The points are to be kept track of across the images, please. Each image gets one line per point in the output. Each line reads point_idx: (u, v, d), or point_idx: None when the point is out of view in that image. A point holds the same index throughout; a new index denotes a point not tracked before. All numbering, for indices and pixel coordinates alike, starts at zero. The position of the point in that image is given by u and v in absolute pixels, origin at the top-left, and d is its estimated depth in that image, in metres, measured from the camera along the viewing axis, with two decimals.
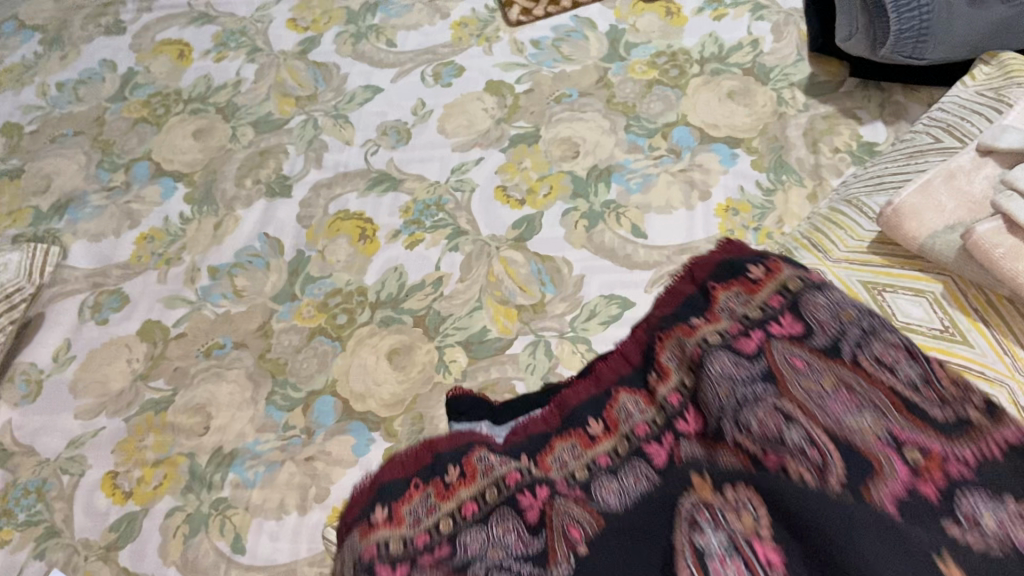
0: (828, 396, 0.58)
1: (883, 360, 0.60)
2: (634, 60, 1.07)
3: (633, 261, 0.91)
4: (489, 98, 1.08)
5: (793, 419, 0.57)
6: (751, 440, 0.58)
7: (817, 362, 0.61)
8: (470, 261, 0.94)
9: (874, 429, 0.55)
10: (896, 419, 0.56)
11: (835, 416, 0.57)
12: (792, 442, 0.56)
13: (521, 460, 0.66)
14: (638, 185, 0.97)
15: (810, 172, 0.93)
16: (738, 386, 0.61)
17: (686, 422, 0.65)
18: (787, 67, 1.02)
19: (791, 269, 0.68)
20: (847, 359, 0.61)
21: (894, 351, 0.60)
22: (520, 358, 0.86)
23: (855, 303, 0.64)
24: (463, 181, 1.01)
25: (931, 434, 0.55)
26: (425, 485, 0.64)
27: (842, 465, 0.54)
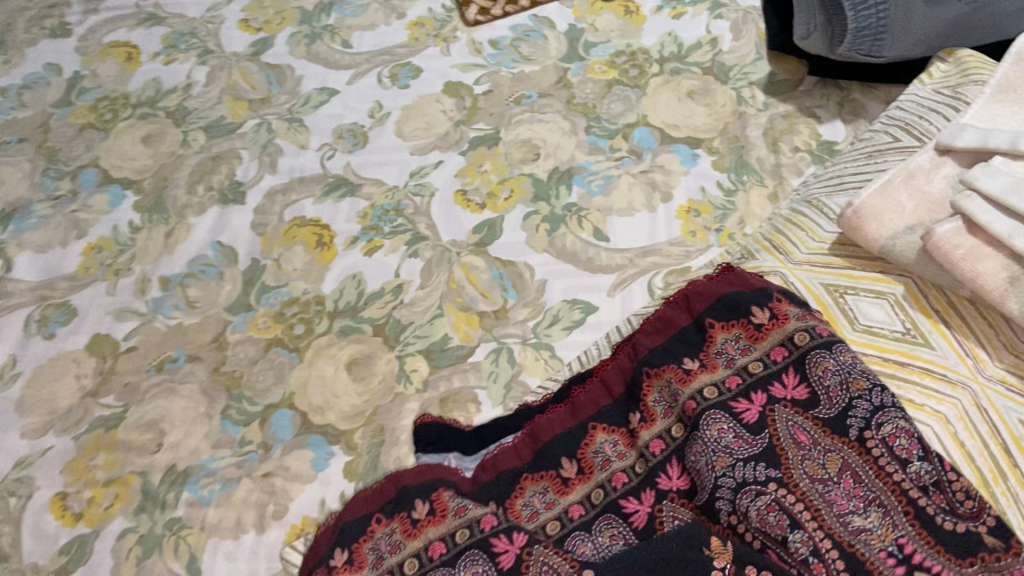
0: (833, 489, 0.57)
1: (895, 448, 0.57)
2: (593, 60, 1.06)
3: (596, 265, 0.90)
4: (447, 100, 1.06)
5: (798, 523, 0.56)
6: (750, 532, 0.57)
7: (821, 439, 0.59)
8: (430, 267, 0.92)
9: (882, 541, 0.54)
10: (904, 528, 0.55)
11: (839, 514, 0.56)
12: (795, 549, 0.55)
13: (490, 505, 0.64)
14: (600, 187, 0.95)
15: (770, 172, 0.93)
16: (738, 465, 0.59)
17: (670, 478, 0.63)
18: (746, 66, 1.02)
19: (798, 319, 0.65)
20: (855, 441, 0.59)
21: (908, 441, 0.57)
22: (482, 366, 0.85)
23: (866, 370, 0.61)
24: (422, 186, 0.99)
25: (943, 555, 0.54)
26: (389, 520, 0.63)
27: None
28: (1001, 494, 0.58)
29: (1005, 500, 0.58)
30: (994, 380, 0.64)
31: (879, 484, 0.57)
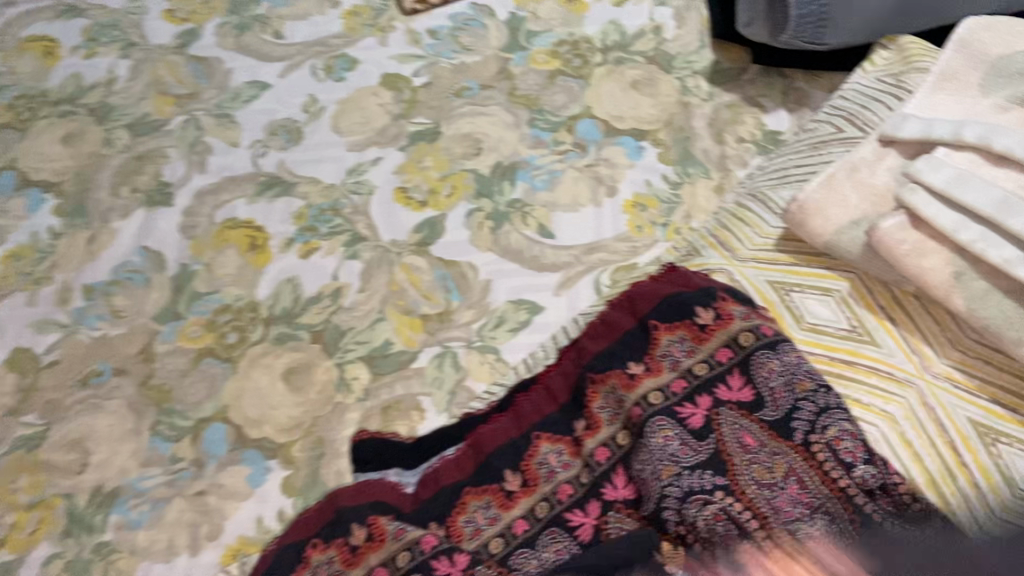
0: (779, 494, 0.56)
1: (840, 452, 0.57)
2: (535, 50, 1.03)
3: (541, 263, 0.87)
4: (385, 93, 1.01)
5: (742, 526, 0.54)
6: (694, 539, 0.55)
7: (766, 442, 0.59)
8: (369, 269, 0.88)
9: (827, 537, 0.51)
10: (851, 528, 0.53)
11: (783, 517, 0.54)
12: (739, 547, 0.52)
13: (430, 527, 0.62)
14: (544, 182, 0.93)
15: (715, 164, 0.92)
16: (684, 474, 0.58)
17: (615, 489, 0.62)
18: (690, 55, 1.00)
19: (741, 317, 0.63)
20: (799, 445, 0.59)
21: (852, 443, 0.57)
22: (425, 372, 0.82)
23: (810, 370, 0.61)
24: (361, 183, 0.94)
25: None
26: (325, 547, 0.62)
27: None
28: (948, 494, 0.58)
29: (953, 500, 0.58)
30: (941, 377, 0.63)
31: (824, 490, 0.56)
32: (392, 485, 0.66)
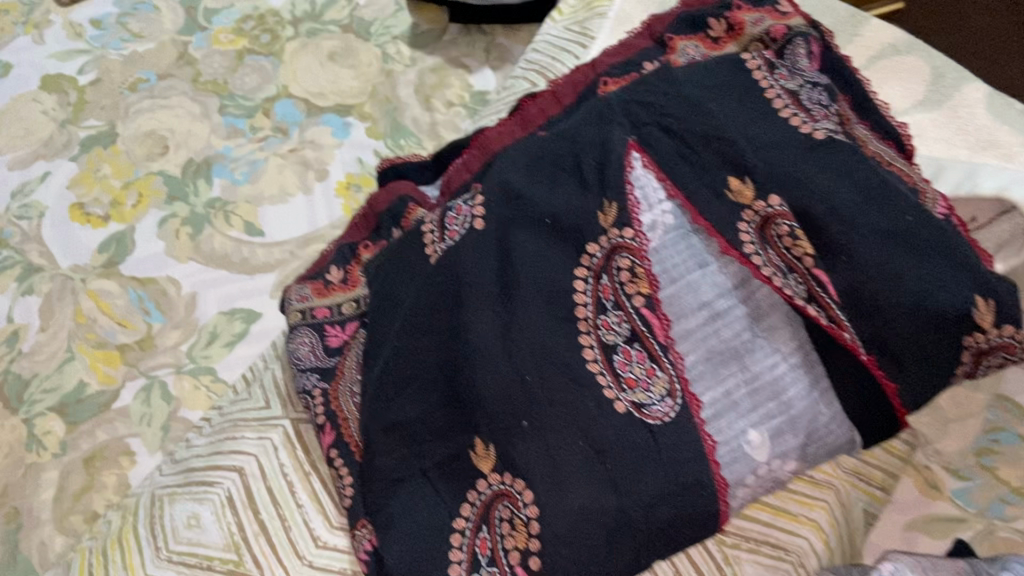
0: (622, 288, 0.54)
1: (640, 275, 0.54)
2: (216, 29, 0.93)
3: (252, 265, 0.79)
4: (47, 98, 0.89)
5: (651, 377, 0.52)
6: (601, 350, 0.52)
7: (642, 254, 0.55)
8: (49, 304, 0.77)
9: (625, 325, 0.53)
10: (654, 335, 0.53)
11: (624, 375, 0.52)
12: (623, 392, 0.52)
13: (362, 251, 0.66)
14: (245, 174, 0.84)
15: (427, 132, 0.87)
16: (602, 318, 0.53)
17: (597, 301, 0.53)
18: (387, 19, 0.95)
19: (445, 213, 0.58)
20: (647, 283, 0.54)
21: (633, 199, 0.56)
22: (131, 411, 0.72)
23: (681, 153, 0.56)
24: (27, 207, 0.82)
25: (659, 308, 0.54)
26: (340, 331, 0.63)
27: (671, 378, 0.53)
28: None
29: None
30: None
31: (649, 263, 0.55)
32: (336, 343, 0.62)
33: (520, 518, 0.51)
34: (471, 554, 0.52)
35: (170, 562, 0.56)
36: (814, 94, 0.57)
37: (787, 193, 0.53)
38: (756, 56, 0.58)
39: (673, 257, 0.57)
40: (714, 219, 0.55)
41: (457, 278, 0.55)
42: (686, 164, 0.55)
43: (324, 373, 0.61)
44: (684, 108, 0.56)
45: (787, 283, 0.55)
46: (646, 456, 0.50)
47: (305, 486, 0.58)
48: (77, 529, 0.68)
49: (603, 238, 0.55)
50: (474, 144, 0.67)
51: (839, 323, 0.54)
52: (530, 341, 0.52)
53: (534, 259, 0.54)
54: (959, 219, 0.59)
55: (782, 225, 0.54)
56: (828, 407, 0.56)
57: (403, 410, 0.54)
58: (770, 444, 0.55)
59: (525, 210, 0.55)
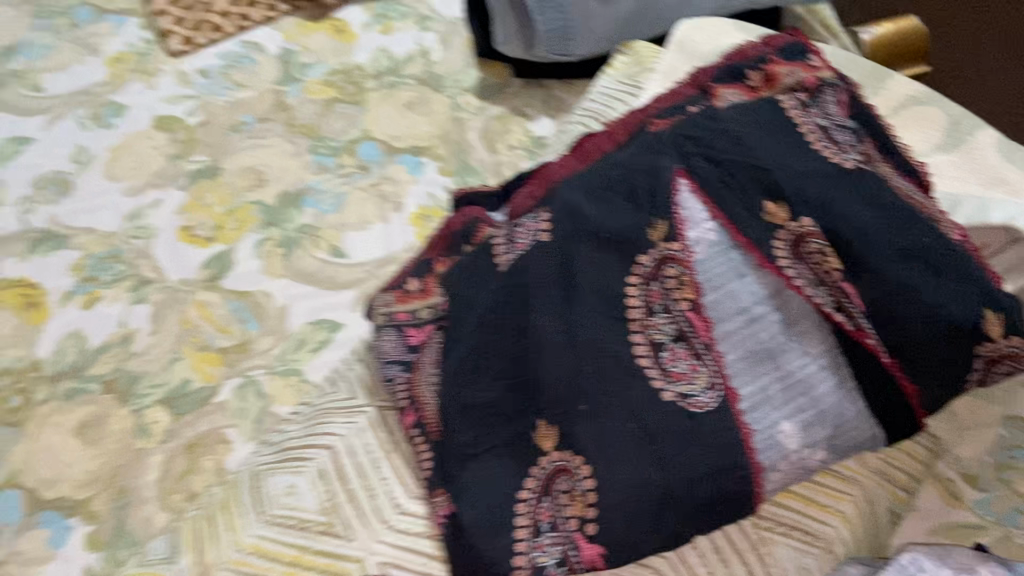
0: (670, 294, 0.62)
1: (686, 282, 0.62)
2: (308, 81, 1.06)
3: (337, 282, 0.89)
4: (159, 135, 1.01)
5: (695, 371, 0.60)
6: (650, 347, 0.60)
7: (687, 265, 0.62)
8: (159, 312, 0.87)
9: (671, 326, 0.61)
10: (698, 336, 0.61)
11: (670, 369, 0.59)
12: (670, 384, 0.59)
13: (438, 265, 0.75)
14: (331, 205, 0.95)
15: (492, 170, 0.97)
16: (652, 319, 0.61)
17: (646, 305, 0.61)
18: (457, 75, 1.07)
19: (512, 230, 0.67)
20: (692, 289, 0.62)
21: (679, 218, 0.63)
22: (229, 405, 0.81)
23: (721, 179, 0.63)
24: (141, 228, 0.93)
25: (703, 313, 0.61)
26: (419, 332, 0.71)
27: (715, 372, 0.60)
28: None
29: None
30: None
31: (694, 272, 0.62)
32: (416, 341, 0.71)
33: (578, 489, 0.58)
34: (534, 522, 0.59)
35: (271, 522, 0.63)
36: (842, 133, 0.67)
37: (817, 216, 0.60)
38: (790, 99, 0.69)
39: (713, 266, 0.63)
40: (751, 237, 0.62)
41: (524, 283, 0.63)
42: (728, 188, 0.63)
43: (407, 366, 0.69)
44: (726, 142, 0.64)
45: (816, 293, 0.61)
46: (688, 438, 0.57)
47: (389, 462, 0.66)
48: (180, 508, 0.75)
49: (653, 250, 0.62)
50: (538, 175, 0.76)
51: (861, 329, 0.60)
52: (588, 337, 0.60)
53: (590, 268, 0.62)
54: (973, 245, 0.64)
55: (811, 244, 0.61)
56: (855, 404, 0.62)
57: (474, 395, 0.62)
58: (801, 434, 0.60)
59: (583, 225, 0.63)
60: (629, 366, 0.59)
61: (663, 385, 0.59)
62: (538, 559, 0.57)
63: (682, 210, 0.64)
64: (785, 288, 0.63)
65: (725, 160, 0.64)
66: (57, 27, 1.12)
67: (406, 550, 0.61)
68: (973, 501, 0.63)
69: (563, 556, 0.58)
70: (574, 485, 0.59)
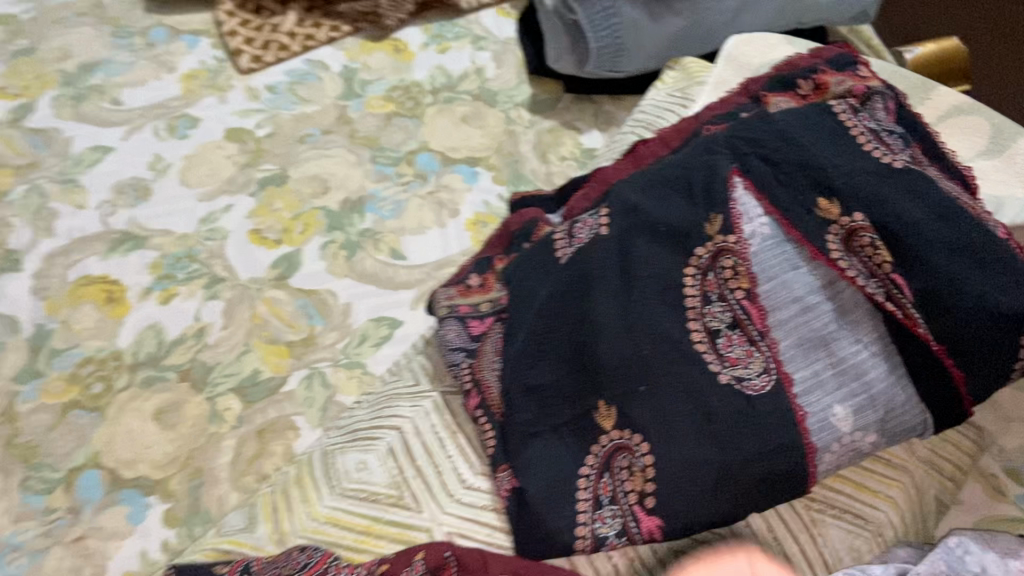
0: (726, 285, 0.65)
1: (742, 273, 0.65)
2: (369, 96, 1.12)
3: (397, 282, 0.94)
4: (230, 145, 1.07)
5: (751, 356, 0.63)
6: (709, 333, 0.63)
7: (743, 258, 0.65)
8: (231, 308, 0.92)
9: (728, 313, 0.64)
10: (753, 323, 0.64)
11: (727, 353, 0.63)
12: (728, 367, 0.62)
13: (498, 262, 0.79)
14: (391, 211, 1.00)
15: (543, 180, 1.03)
16: (709, 307, 0.64)
17: (704, 294, 0.64)
18: (510, 91, 1.12)
19: (574, 226, 0.71)
20: (748, 281, 0.65)
21: (735, 213, 0.67)
22: (296, 394, 0.86)
23: (776, 178, 0.67)
24: (214, 230, 0.99)
25: (758, 302, 0.65)
26: (481, 323, 0.75)
27: (770, 357, 0.63)
28: None
29: None
30: None
31: (750, 265, 0.66)
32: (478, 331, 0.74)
33: (637, 465, 0.61)
34: (595, 496, 0.62)
35: (343, 496, 0.67)
36: (890, 135, 0.70)
37: (868, 211, 0.63)
38: (842, 103, 0.72)
39: (767, 258, 0.67)
40: (805, 231, 0.66)
41: (586, 272, 0.66)
42: (782, 186, 0.67)
43: (470, 352, 0.73)
44: (779, 143, 0.68)
45: (867, 284, 0.64)
46: (745, 418, 0.59)
47: (454, 442, 0.70)
48: (250, 488, 0.81)
49: (709, 242, 0.66)
50: (594, 179, 0.80)
51: (911, 318, 0.62)
52: (647, 322, 0.63)
53: (650, 257, 0.65)
54: (1017, 242, 0.67)
55: (863, 237, 0.64)
56: (905, 391, 0.63)
57: (537, 378, 0.65)
58: (853, 418, 0.62)
59: (643, 221, 0.67)
60: (687, 351, 0.62)
61: (721, 369, 0.62)
62: (599, 530, 0.61)
63: (738, 206, 0.68)
64: (838, 279, 0.66)
65: (779, 160, 0.68)
66: (134, 46, 1.20)
67: (473, 522, 0.65)
68: (1016, 495, 0.66)
69: (623, 527, 0.61)
70: (633, 463, 0.62)
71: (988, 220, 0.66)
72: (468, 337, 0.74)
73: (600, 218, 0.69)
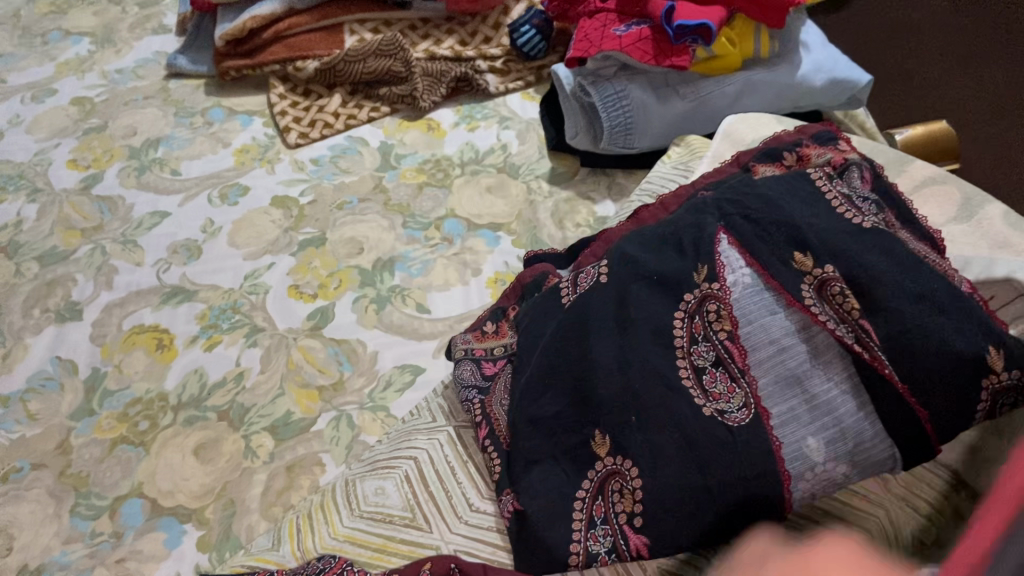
0: (712, 328, 0.72)
1: (725, 318, 0.72)
2: (404, 168, 1.23)
3: (421, 333, 1.02)
4: (275, 211, 1.18)
5: (736, 392, 0.69)
6: (692, 370, 0.69)
7: (726, 304, 0.72)
8: (269, 354, 1.01)
9: (712, 353, 0.71)
10: (734, 362, 0.70)
11: (711, 388, 0.69)
12: (711, 400, 0.68)
13: (510, 311, 0.87)
14: (419, 269, 1.09)
15: (559, 244, 1.11)
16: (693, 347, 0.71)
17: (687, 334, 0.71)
18: (532, 164, 1.22)
19: (575, 278, 0.78)
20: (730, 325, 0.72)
21: (718, 264, 0.73)
22: (324, 433, 0.93)
23: (757, 235, 0.74)
24: (256, 285, 1.08)
25: (740, 344, 0.71)
26: (496, 364, 0.82)
27: (752, 392, 0.69)
28: None
29: None
30: None
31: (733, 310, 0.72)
32: (491, 370, 0.82)
33: (627, 488, 0.67)
34: (588, 516, 0.68)
35: (361, 517, 0.74)
36: (863, 202, 0.77)
37: (839, 264, 0.70)
38: (819, 171, 0.79)
39: (747, 304, 0.73)
40: (781, 281, 0.72)
41: (584, 317, 0.73)
42: (761, 241, 0.73)
43: (483, 390, 0.80)
44: (762, 204, 0.76)
45: (839, 329, 0.69)
46: (725, 447, 0.64)
47: (465, 469, 0.77)
48: (277, 517, 0.87)
49: (697, 289, 0.73)
50: (599, 238, 0.88)
51: (878, 360, 0.67)
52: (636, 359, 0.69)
53: (643, 301, 0.72)
54: (981, 296, 0.73)
55: (834, 286, 0.70)
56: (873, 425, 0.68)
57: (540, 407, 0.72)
58: (826, 449, 0.67)
59: (635, 272, 0.74)
60: (671, 386, 0.68)
61: (703, 402, 0.67)
62: (591, 547, 0.67)
63: (722, 258, 0.74)
64: (812, 324, 0.71)
65: (759, 218, 0.74)
66: (194, 124, 1.33)
67: (477, 540, 0.71)
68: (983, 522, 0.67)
69: (614, 545, 0.66)
70: (622, 488, 0.67)
71: (949, 274, 0.72)
72: (481, 377, 0.81)
73: (599, 270, 0.77)
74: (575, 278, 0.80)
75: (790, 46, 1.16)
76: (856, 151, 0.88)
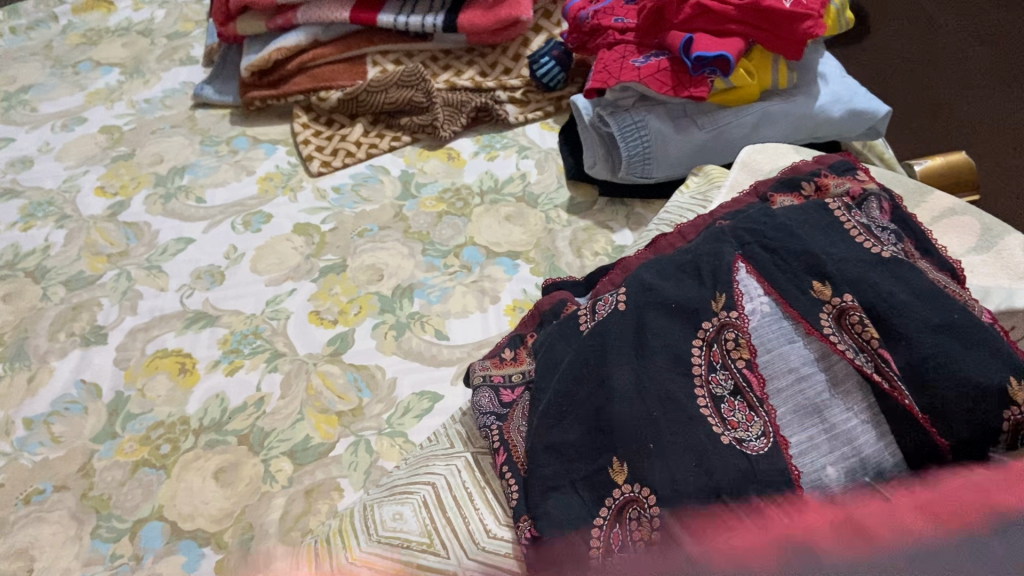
0: (729, 356, 0.72)
1: (744, 347, 0.72)
2: (424, 197, 1.24)
3: (439, 360, 1.03)
4: (297, 238, 1.19)
5: (754, 421, 0.69)
6: (711, 397, 0.69)
7: (745, 333, 0.72)
8: (289, 379, 1.02)
9: (730, 381, 0.71)
10: (753, 391, 0.70)
11: (729, 415, 0.69)
12: (728, 428, 0.68)
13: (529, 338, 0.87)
14: (438, 296, 1.10)
15: (578, 272, 1.11)
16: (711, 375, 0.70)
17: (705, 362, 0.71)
18: (551, 193, 1.23)
19: (594, 305, 0.79)
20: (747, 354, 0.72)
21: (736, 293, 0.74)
22: (342, 458, 0.94)
23: (775, 264, 0.75)
24: (278, 311, 1.10)
25: (758, 373, 0.71)
26: (513, 391, 0.83)
27: (770, 421, 0.69)
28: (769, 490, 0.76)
29: None
30: None
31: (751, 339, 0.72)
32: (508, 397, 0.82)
33: (645, 516, 0.66)
34: (605, 544, 0.67)
35: (377, 542, 0.74)
36: (882, 232, 0.77)
37: (857, 292, 0.70)
38: (837, 202, 0.80)
39: (766, 332, 0.73)
40: (800, 309, 0.72)
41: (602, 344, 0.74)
42: (779, 270, 0.74)
43: (501, 416, 0.80)
44: (780, 233, 0.76)
45: (858, 358, 0.69)
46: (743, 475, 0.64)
47: (482, 496, 0.77)
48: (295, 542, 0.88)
49: (715, 318, 0.73)
50: (618, 266, 0.89)
51: (897, 389, 0.67)
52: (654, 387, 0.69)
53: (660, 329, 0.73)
54: (1003, 326, 0.73)
55: (852, 315, 0.70)
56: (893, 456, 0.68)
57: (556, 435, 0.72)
58: (845, 479, 0.67)
59: (653, 299, 0.75)
60: (689, 414, 0.68)
61: (722, 429, 0.67)
62: None
63: (741, 287, 0.75)
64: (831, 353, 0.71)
65: (777, 248, 0.75)
66: (219, 153, 1.35)
67: (493, 566, 0.71)
68: None
69: None
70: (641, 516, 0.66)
71: (969, 305, 0.72)
72: (500, 403, 0.82)
73: (618, 297, 0.77)
74: (595, 303, 0.80)
75: (808, 78, 1.17)
76: (875, 182, 0.88)
